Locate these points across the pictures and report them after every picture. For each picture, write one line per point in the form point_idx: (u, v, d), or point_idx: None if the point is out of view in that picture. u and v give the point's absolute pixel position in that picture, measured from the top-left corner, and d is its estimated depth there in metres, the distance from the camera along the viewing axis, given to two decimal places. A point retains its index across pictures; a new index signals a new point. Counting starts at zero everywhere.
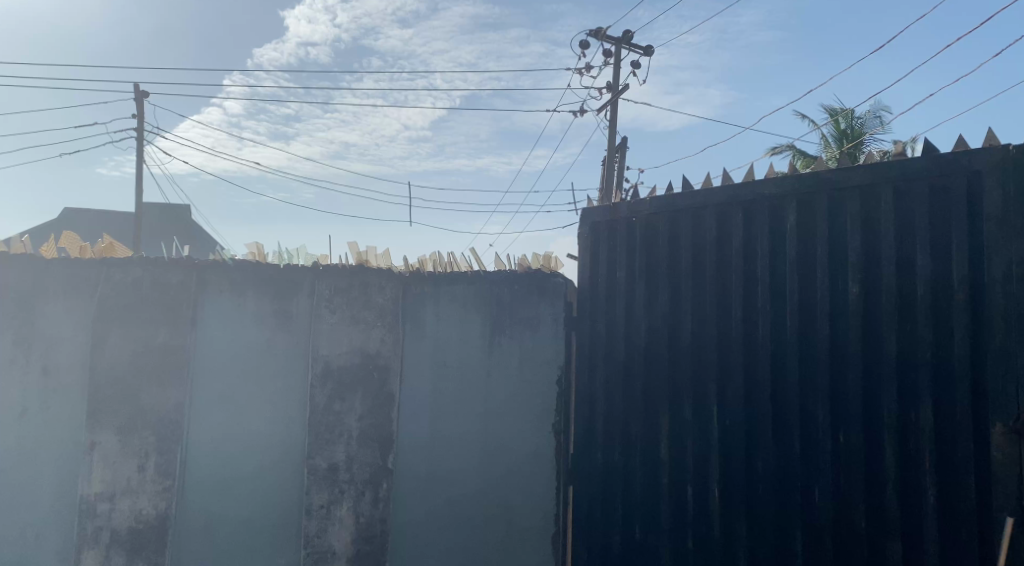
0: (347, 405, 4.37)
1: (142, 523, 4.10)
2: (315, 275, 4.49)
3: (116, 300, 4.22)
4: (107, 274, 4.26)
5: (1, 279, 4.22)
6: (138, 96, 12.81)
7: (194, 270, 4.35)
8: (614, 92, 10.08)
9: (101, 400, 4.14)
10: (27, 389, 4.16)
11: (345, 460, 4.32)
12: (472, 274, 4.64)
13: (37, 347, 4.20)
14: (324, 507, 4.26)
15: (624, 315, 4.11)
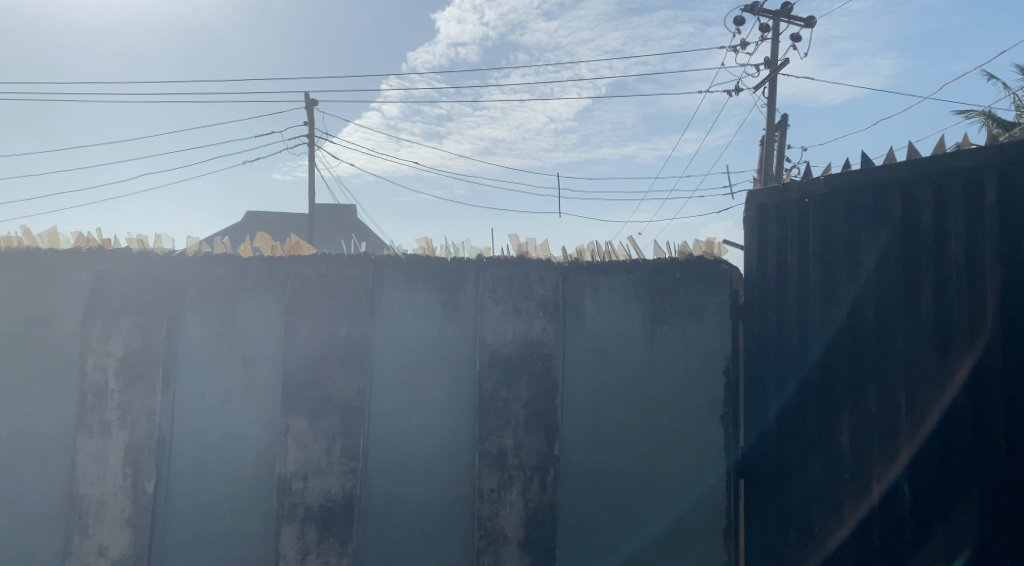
0: (513, 392, 4.44)
1: (331, 501, 4.31)
2: (479, 267, 4.63)
3: (304, 294, 4.48)
4: (296, 270, 4.55)
5: (205, 275, 4.51)
6: (310, 106, 13.80)
7: (371, 265, 4.59)
8: (774, 69, 9.60)
9: (293, 386, 4.39)
10: (230, 376, 4.45)
11: (513, 446, 4.40)
12: (631, 263, 4.59)
13: (239, 338, 4.48)
14: (495, 491, 4.37)
15: (794, 301, 3.97)
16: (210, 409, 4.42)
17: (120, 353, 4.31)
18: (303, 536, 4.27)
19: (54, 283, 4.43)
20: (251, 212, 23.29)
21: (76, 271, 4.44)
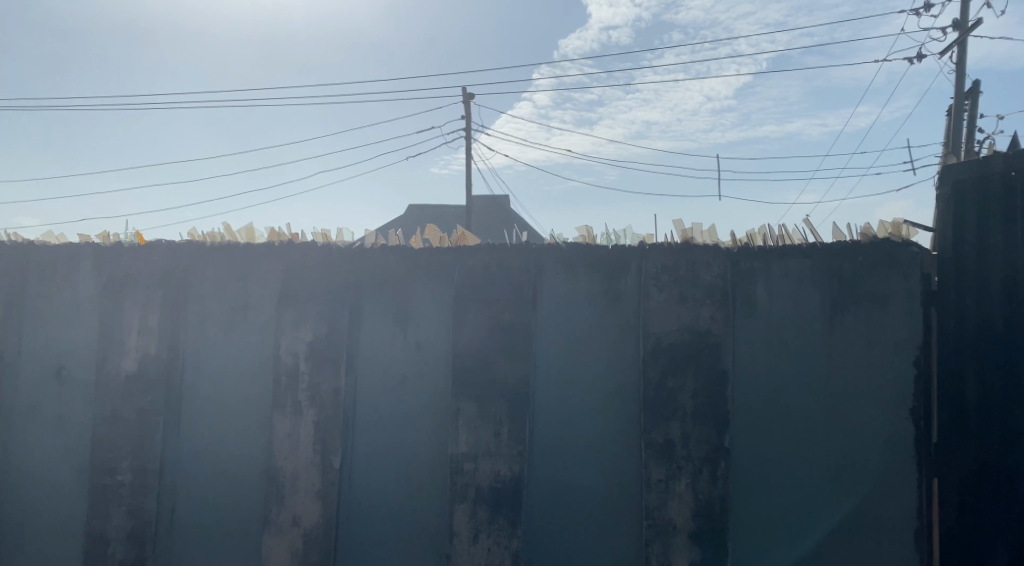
0: (680, 382, 4.33)
1: (501, 483, 4.42)
2: (641, 254, 4.52)
3: (471, 282, 4.60)
4: (461, 260, 4.67)
5: (381, 264, 4.73)
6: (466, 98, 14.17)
7: (533, 254, 4.63)
8: (964, 28, 8.68)
9: (462, 371, 4.54)
10: (404, 360, 4.66)
11: (681, 436, 4.29)
12: (807, 248, 4.33)
13: (411, 325, 4.68)
14: (663, 481, 4.29)
15: (981, 283, 3.95)
16: (387, 391, 4.65)
17: (310, 339, 4.54)
18: (475, 515, 4.41)
19: (250, 275, 4.65)
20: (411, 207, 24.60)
21: (266, 262, 4.68)
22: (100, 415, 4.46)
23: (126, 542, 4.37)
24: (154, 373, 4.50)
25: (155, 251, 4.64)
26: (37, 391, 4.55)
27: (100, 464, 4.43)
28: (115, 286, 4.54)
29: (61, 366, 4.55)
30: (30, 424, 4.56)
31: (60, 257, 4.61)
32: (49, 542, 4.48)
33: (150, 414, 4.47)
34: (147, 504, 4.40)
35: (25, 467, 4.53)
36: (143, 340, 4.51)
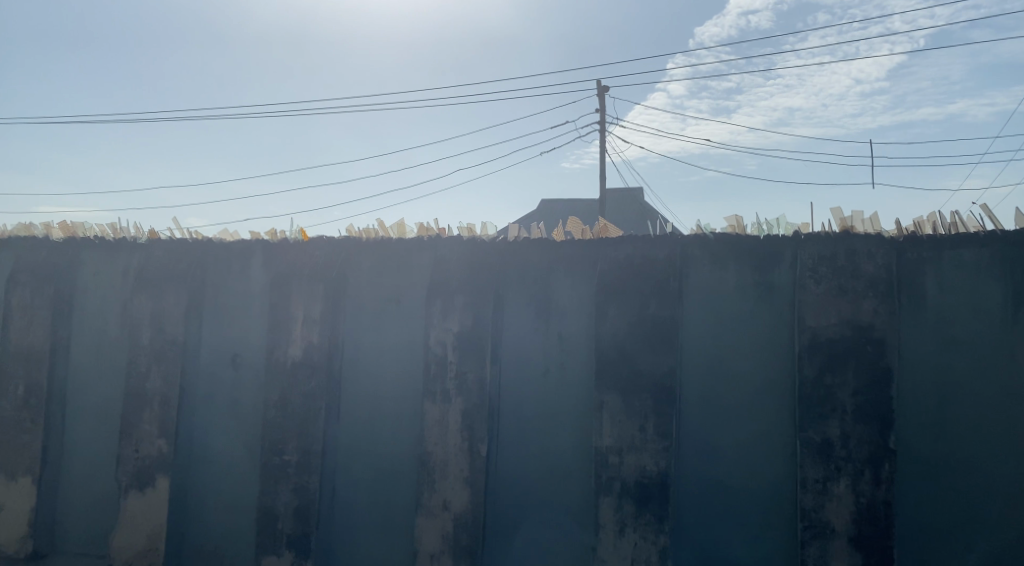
0: (839, 379, 4.11)
1: (647, 478, 4.30)
2: (796, 244, 4.33)
3: (614, 275, 4.51)
4: (604, 252, 4.60)
5: (524, 257, 4.74)
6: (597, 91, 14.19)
7: (678, 245, 4.48)
8: None
9: (605, 364, 4.46)
10: (547, 352, 4.65)
11: (841, 436, 4.08)
12: (986, 236, 4.02)
13: (554, 317, 4.66)
14: (820, 482, 4.09)
15: None
16: (530, 382, 4.66)
17: (456, 330, 4.62)
18: (620, 509, 4.32)
19: (403, 268, 4.84)
20: (544, 201, 24.87)
21: (418, 255, 4.84)
22: (270, 399, 4.68)
23: (292, 518, 4.54)
24: (316, 361, 4.69)
25: (317, 246, 4.89)
26: (214, 376, 4.83)
27: (270, 444, 4.63)
28: (282, 278, 4.79)
29: (237, 354, 4.82)
30: (208, 407, 4.79)
31: (233, 253, 4.90)
32: (229, 520, 4.66)
33: (313, 399, 4.65)
34: (310, 484, 4.56)
35: (203, 446, 4.76)
36: (307, 329, 4.72)
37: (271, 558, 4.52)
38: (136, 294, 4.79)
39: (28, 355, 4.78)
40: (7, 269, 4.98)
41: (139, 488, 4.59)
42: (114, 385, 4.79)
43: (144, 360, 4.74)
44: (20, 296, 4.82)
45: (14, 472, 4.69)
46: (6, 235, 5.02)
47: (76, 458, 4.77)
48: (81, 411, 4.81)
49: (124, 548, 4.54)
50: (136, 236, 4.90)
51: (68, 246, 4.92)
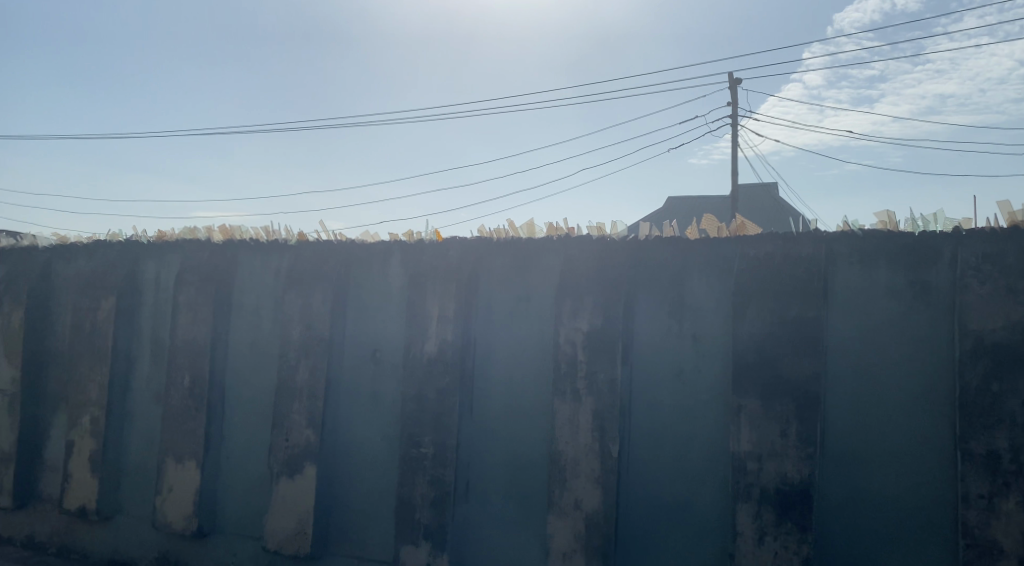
0: (1009, 386, 3.78)
1: (789, 485, 4.10)
2: (956, 242, 4.03)
3: (753, 274, 4.32)
4: (742, 250, 4.42)
5: (657, 255, 4.60)
6: (731, 84, 13.84)
7: (823, 242, 4.28)
8: None
9: (744, 366, 4.27)
10: (681, 353, 4.48)
11: (1009, 449, 3.74)
12: None
13: (688, 317, 4.48)
14: (985, 497, 3.77)
15: None
16: (663, 384, 4.51)
17: (587, 329, 4.55)
18: (760, 517, 4.13)
19: (533, 267, 4.82)
20: (671, 196, 24.49)
21: (548, 255, 4.81)
22: (408, 393, 4.85)
23: (429, 509, 4.67)
24: (451, 357, 4.79)
25: (451, 246, 4.99)
26: (357, 370, 5.05)
27: (408, 436, 4.80)
28: (419, 278, 4.94)
29: (377, 349, 5.02)
30: (350, 400, 5.03)
31: (373, 253, 5.12)
32: (370, 508, 4.86)
33: (448, 394, 4.75)
34: (447, 476, 4.68)
35: (346, 436, 5.01)
36: (442, 327, 4.84)
37: (410, 547, 4.67)
38: (287, 291, 5.11)
39: (193, 348, 5.21)
40: (174, 269, 5.42)
41: (290, 474, 4.87)
42: (266, 377, 5.13)
43: (294, 354, 5.04)
44: (187, 294, 5.26)
45: (182, 456, 5.10)
46: (174, 237, 5.47)
47: (234, 444, 5.13)
48: (237, 401, 5.18)
49: (277, 531, 4.81)
50: (287, 238, 5.23)
51: (227, 248, 5.31)
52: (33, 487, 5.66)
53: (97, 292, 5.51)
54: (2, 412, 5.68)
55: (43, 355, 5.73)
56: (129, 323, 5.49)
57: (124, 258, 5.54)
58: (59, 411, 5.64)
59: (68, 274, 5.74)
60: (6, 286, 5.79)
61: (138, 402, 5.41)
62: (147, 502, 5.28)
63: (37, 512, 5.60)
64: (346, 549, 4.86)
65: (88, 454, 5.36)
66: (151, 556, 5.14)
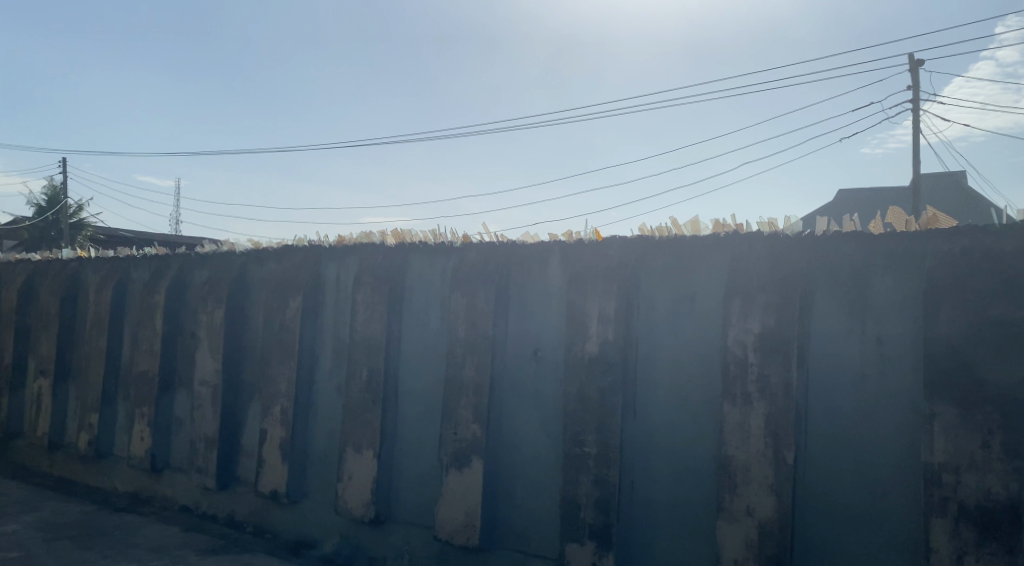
0: None
1: (992, 501, 3.72)
2: None
3: (947, 271, 3.96)
4: (934, 246, 4.06)
5: (836, 254, 4.32)
6: (910, 68, 12.92)
7: None
8: None
9: (938, 371, 3.92)
10: (864, 356, 4.19)
11: None
12: None
13: (871, 318, 4.19)
14: None
15: None
16: (843, 388, 4.23)
17: (757, 331, 4.24)
18: (958, 534, 3.77)
19: (698, 266, 4.55)
20: (834, 191, 23.17)
21: (713, 254, 4.54)
22: (570, 392, 4.71)
23: (594, 508, 4.52)
24: (612, 358, 4.59)
25: (611, 245, 4.80)
26: (519, 368, 5.02)
27: (571, 434, 4.67)
28: (580, 276, 4.76)
29: (537, 348, 4.97)
30: (513, 396, 5.02)
31: (533, 254, 5.08)
32: (535, 505, 4.83)
33: (611, 394, 4.57)
34: (611, 476, 4.49)
35: (510, 432, 5.00)
36: (603, 326, 4.64)
37: (575, 545, 4.56)
38: (453, 290, 5.22)
39: (370, 343, 5.53)
40: (352, 270, 5.80)
41: (458, 467, 4.98)
42: (435, 372, 5.34)
43: (460, 351, 5.13)
44: (364, 294, 5.59)
45: (360, 446, 5.43)
46: (352, 241, 5.85)
47: (407, 436, 5.40)
48: (408, 396, 5.45)
49: (446, 522, 4.96)
50: (453, 241, 5.39)
51: (399, 250, 5.61)
52: (232, 470, 6.24)
53: (286, 292, 5.99)
54: (207, 401, 6.32)
55: (241, 350, 6.33)
56: (313, 320, 5.94)
57: (309, 261, 6.00)
58: (254, 401, 6.19)
59: (261, 275, 6.29)
60: (210, 287, 6.45)
61: (322, 395, 5.85)
62: (330, 488, 5.68)
63: (237, 494, 6.18)
64: (513, 543, 4.88)
65: (279, 442, 5.84)
66: (334, 538, 5.53)
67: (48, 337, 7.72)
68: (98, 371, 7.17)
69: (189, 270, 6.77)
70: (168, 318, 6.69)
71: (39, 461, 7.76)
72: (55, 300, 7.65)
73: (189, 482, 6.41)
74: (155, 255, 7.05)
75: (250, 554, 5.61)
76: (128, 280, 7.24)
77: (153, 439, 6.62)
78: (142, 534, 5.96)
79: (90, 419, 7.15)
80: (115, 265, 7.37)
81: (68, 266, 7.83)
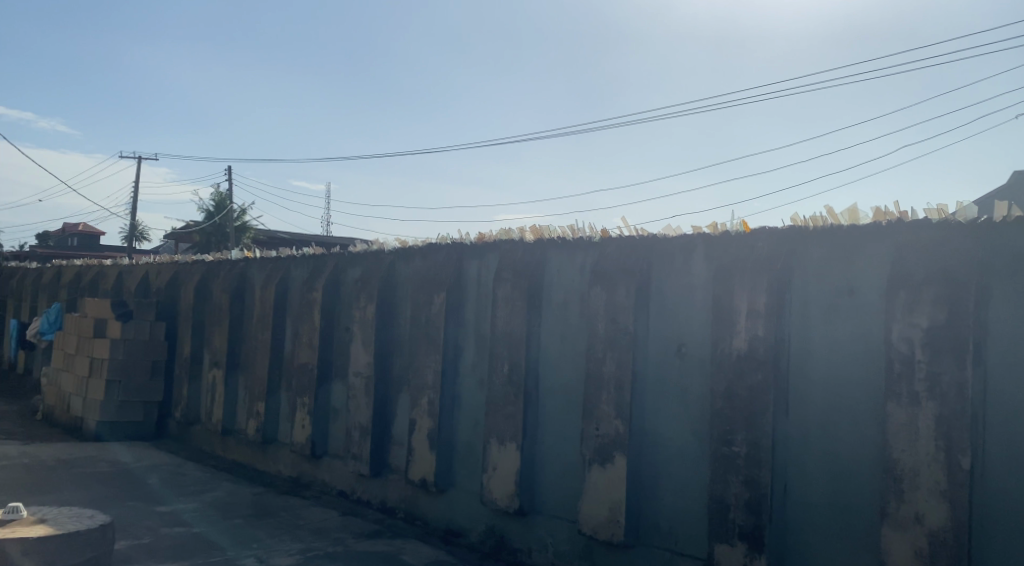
0: None
1: None
2: None
3: None
4: None
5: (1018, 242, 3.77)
6: None
7: None
8: None
9: None
10: None
11: None
12: None
13: None
14: None
15: None
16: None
17: (926, 325, 3.86)
18: None
19: (858, 258, 4.23)
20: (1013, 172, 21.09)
21: (875, 244, 4.19)
22: (717, 389, 4.54)
23: (744, 509, 4.33)
24: (763, 354, 4.35)
25: (760, 237, 4.55)
26: (661, 364, 4.88)
27: (719, 433, 4.50)
28: (726, 270, 4.56)
29: (682, 344, 4.79)
30: (654, 393, 4.89)
31: (676, 247, 4.88)
32: (681, 504, 4.71)
33: (761, 391, 4.33)
34: (762, 478, 4.29)
35: (654, 429, 4.89)
36: (752, 321, 4.40)
37: (724, 546, 4.40)
38: (592, 285, 5.16)
39: (510, 338, 5.62)
40: (492, 266, 5.92)
41: (601, 463, 4.96)
42: (575, 367, 5.33)
43: (601, 347, 5.08)
44: (505, 290, 5.68)
45: (504, 438, 5.55)
46: (491, 238, 5.95)
47: (548, 431, 5.46)
48: (550, 390, 5.48)
49: (591, 517, 4.97)
50: (591, 235, 5.31)
51: (537, 246, 5.64)
52: (384, 458, 6.57)
53: (431, 288, 6.22)
54: (360, 392, 6.69)
55: (391, 344, 6.65)
56: (457, 315, 6.14)
57: (451, 258, 6.20)
58: (403, 393, 6.49)
59: (408, 272, 6.57)
60: (361, 284, 6.81)
61: (466, 387, 6.04)
62: (475, 478, 5.85)
63: (388, 481, 6.52)
64: (658, 541, 4.79)
65: (427, 433, 6.08)
66: (480, 528, 5.72)
67: (221, 331, 8.45)
68: (264, 362, 7.76)
69: (342, 268, 7.19)
70: (324, 313, 7.13)
71: (215, 445, 8.51)
72: (226, 297, 8.37)
73: (346, 469, 6.82)
74: (313, 255, 7.53)
75: (402, 540, 5.89)
76: (289, 278, 7.79)
77: (313, 427, 7.09)
78: (305, 516, 6.40)
79: (258, 407, 7.75)
80: (277, 264, 7.94)
81: (238, 265, 8.54)
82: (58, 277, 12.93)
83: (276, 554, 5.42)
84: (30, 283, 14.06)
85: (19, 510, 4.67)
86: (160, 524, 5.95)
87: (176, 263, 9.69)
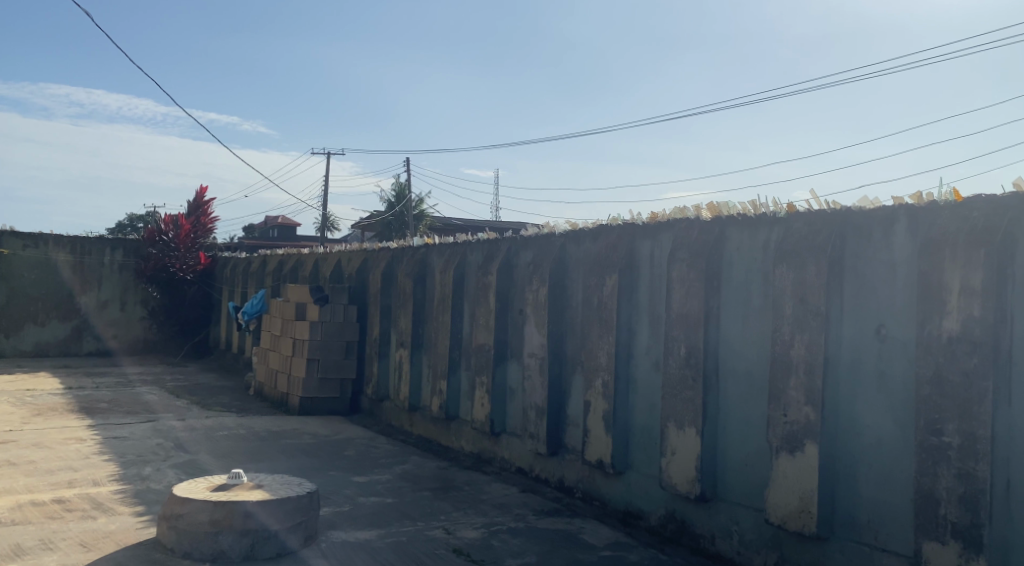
0: None
1: None
2: None
3: None
4: None
5: None
6: None
7: None
8: None
9: None
10: None
11: None
12: None
13: None
14: None
15: None
16: None
17: None
18: None
19: None
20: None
21: None
22: (924, 374, 4.10)
23: (958, 505, 3.90)
24: (980, 336, 3.85)
25: (975, 206, 4.03)
26: (859, 347, 4.52)
27: (927, 422, 4.07)
28: (934, 244, 4.10)
29: (883, 325, 4.40)
30: (852, 378, 4.55)
31: (875, 220, 4.49)
32: (884, 497, 4.35)
33: (978, 377, 3.84)
34: (979, 472, 3.81)
35: (851, 416, 4.54)
36: (967, 301, 3.91)
37: (933, 544, 3.99)
38: (778, 264, 4.88)
39: (687, 319, 5.46)
40: (667, 246, 5.78)
41: (790, 451, 4.70)
42: (759, 350, 5.08)
43: (788, 329, 4.80)
44: (680, 270, 5.52)
45: (682, 423, 5.43)
46: (664, 217, 5.81)
47: (730, 415, 5.26)
48: (733, 373, 5.25)
49: (780, 506, 4.74)
50: (775, 211, 5.01)
51: (715, 224, 5.42)
52: (561, 438, 6.67)
53: (602, 270, 6.19)
54: (535, 373, 6.82)
55: (565, 326, 6.72)
56: (631, 297, 6.07)
57: (624, 240, 6.12)
58: (577, 374, 6.53)
59: (579, 254, 6.59)
60: (534, 267, 6.92)
61: (641, 370, 5.97)
62: (653, 461, 5.78)
63: (566, 461, 6.62)
64: (857, 535, 4.47)
65: (603, 414, 6.09)
66: (660, 511, 5.66)
67: (405, 313, 8.97)
68: (444, 343, 8.14)
69: (515, 252, 7.35)
70: (499, 296, 7.34)
71: (403, 420, 9.08)
72: (408, 281, 8.85)
73: (524, 447, 7.01)
74: (486, 239, 7.76)
75: (581, 519, 5.98)
76: (465, 262, 8.09)
77: (491, 406, 7.35)
78: (487, 491, 6.67)
79: (440, 386, 8.16)
80: (454, 250, 8.27)
81: (418, 252, 9.00)
82: (264, 266, 14.34)
83: (462, 526, 5.69)
84: (242, 271, 15.68)
85: (241, 476, 5.24)
86: (358, 493, 6.45)
87: (364, 251, 10.40)
